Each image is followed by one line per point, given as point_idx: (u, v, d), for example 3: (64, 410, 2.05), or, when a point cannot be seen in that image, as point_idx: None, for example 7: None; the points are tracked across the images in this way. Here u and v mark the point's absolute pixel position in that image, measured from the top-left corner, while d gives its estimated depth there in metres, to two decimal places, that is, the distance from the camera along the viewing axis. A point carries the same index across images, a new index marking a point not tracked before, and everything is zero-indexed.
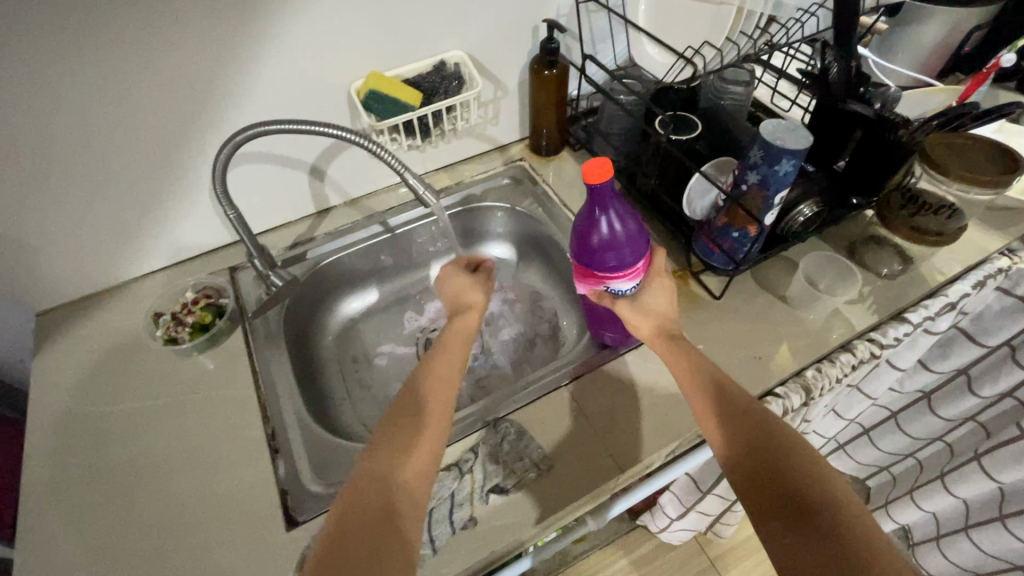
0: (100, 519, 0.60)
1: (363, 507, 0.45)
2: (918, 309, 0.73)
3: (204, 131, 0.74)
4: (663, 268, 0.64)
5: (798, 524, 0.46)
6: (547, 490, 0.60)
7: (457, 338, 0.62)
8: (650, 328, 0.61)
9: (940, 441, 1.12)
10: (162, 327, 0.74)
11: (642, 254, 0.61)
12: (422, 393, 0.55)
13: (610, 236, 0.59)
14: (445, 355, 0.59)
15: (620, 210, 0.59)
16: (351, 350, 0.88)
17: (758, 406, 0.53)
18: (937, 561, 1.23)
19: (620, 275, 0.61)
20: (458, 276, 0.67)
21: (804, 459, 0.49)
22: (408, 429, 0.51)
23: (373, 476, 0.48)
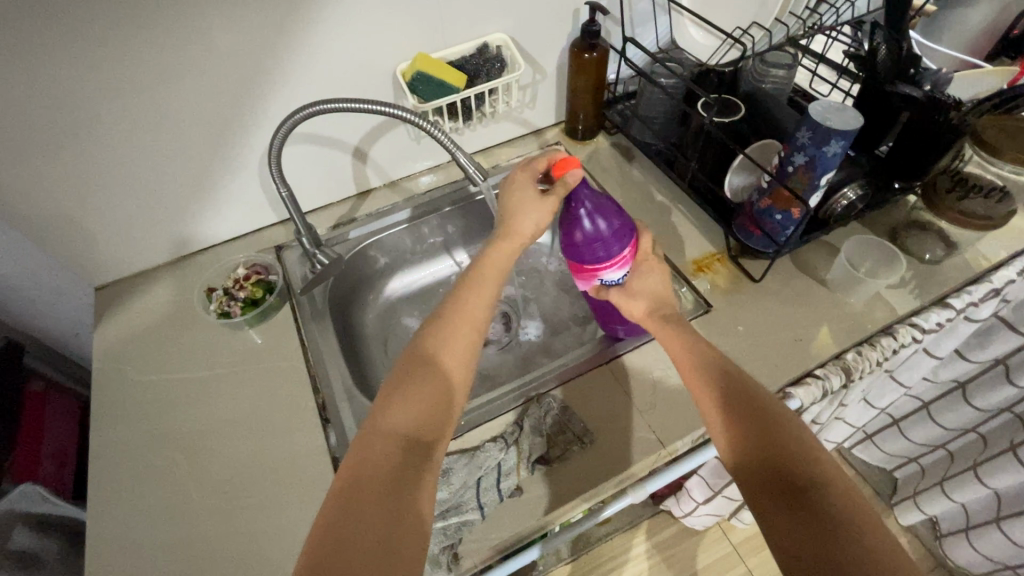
0: (165, 479, 0.63)
1: (372, 467, 0.46)
2: (961, 295, 0.73)
3: (257, 112, 0.76)
4: (651, 251, 0.67)
5: (787, 505, 0.45)
6: (589, 463, 0.62)
7: (489, 271, 0.61)
8: (643, 310, 0.64)
9: (973, 433, 1.11)
10: (215, 301, 0.77)
11: (626, 242, 0.64)
12: (438, 347, 0.54)
13: (592, 231, 0.62)
14: (474, 298, 0.59)
15: (596, 205, 0.62)
16: (389, 329, 0.91)
17: (756, 387, 0.53)
18: (965, 552, 1.22)
19: (609, 265, 0.64)
20: (523, 189, 0.64)
21: (800, 440, 0.48)
22: (429, 383, 0.52)
23: (384, 434, 0.48)
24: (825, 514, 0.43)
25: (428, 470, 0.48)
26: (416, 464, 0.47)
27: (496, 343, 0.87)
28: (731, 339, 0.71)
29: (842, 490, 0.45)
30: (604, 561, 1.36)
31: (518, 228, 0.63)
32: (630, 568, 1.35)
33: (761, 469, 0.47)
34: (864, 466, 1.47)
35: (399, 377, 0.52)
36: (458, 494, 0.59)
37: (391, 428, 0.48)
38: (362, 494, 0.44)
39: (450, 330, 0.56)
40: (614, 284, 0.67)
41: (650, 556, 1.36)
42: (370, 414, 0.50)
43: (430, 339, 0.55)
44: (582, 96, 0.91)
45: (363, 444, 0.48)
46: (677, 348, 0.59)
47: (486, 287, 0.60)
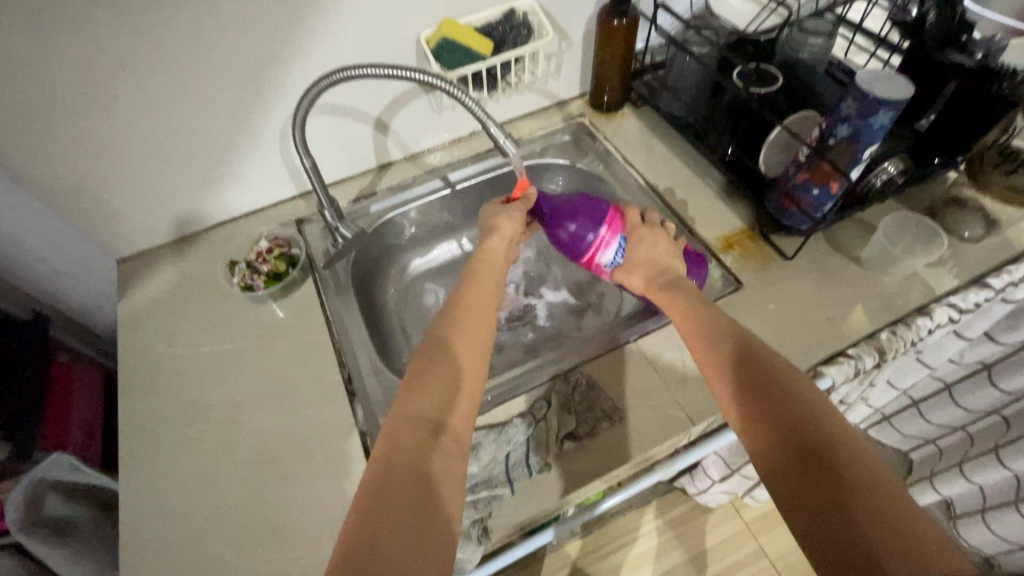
0: (195, 450, 0.64)
1: (401, 452, 0.44)
2: (1000, 274, 0.70)
3: (279, 81, 0.74)
4: (643, 223, 0.67)
5: (802, 474, 0.41)
6: (618, 439, 0.61)
7: (485, 271, 0.63)
8: (643, 282, 0.64)
9: (995, 415, 1.10)
10: (238, 274, 0.77)
11: (602, 222, 0.64)
12: (451, 332, 0.54)
13: (567, 233, 0.65)
14: (478, 292, 0.60)
15: (560, 207, 0.66)
16: (410, 304, 0.90)
17: (767, 352, 0.50)
18: (980, 533, 1.22)
19: (595, 249, 0.65)
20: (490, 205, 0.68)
21: (815, 407, 0.44)
22: (444, 365, 0.51)
23: (411, 418, 0.47)
24: (845, 485, 0.39)
25: (454, 451, 0.46)
26: (446, 448, 0.46)
27: (518, 320, 0.87)
28: (761, 317, 0.70)
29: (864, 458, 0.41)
30: (616, 536, 1.37)
31: (501, 228, 0.65)
32: (642, 544, 1.36)
33: (774, 440, 0.44)
34: (880, 447, 1.47)
35: (421, 363, 0.52)
36: (487, 469, 0.59)
37: (417, 411, 0.48)
38: (391, 480, 0.42)
39: (457, 318, 0.56)
40: (619, 263, 0.66)
41: (662, 531, 1.38)
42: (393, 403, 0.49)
43: (446, 329, 0.55)
44: (609, 66, 0.88)
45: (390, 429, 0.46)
46: (686, 319, 0.56)
47: (484, 284, 0.61)
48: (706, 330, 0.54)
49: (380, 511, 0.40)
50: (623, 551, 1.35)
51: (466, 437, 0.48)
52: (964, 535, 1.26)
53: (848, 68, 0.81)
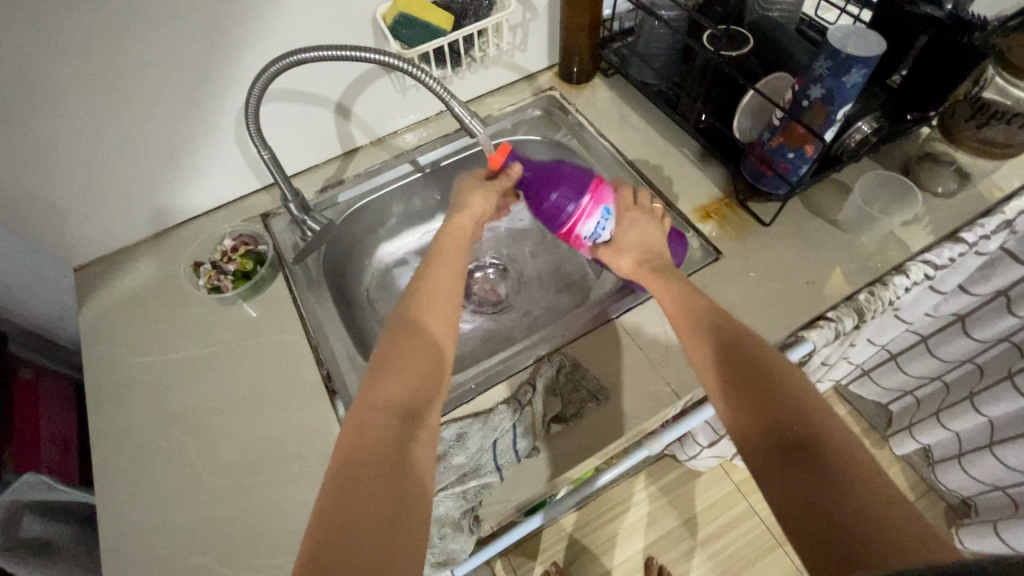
0: (176, 459, 0.62)
1: (373, 439, 0.43)
2: (974, 228, 0.70)
3: (233, 70, 0.70)
4: (630, 203, 0.66)
5: (782, 458, 0.41)
6: (605, 419, 0.61)
7: (451, 243, 0.62)
8: (632, 263, 0.62)
9: (970, 363, 1.13)
10: (204, 276, 0.73)
11: (583, 191, 0.63)
12: (421, 312, 0.54)
13: (549, 201, 0.64)
14: (445, 268, 0.59)
15: (543, 173, 0.65)
16: (387, 292, 0.88)
17: (755, 340, 0.49)
18: (957, 477, 1.27)
19: (576, 221, 0.63)
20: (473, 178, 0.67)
21: (801, 394, 0.45)
22: (417, 348, 0.50)
23: (382, 406, 0.46)
24: (825, 470, 0.39)
25: (426, 435, 0.45)
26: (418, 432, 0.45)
27: (500, 302, 0.86)
28: (742, 287, 0.69)
29: (846, 442, 0.41)
30: (610, 506, 1.40)
31: (475, 206, 0.65)
32: (635, 511, 1.39)
33: (761, 431, 0.43)
34: (861, 401, 1.50)
35: (390, 349, 0.50)
36: (475, 458, 0.58)
37: (388, 398, 0.46)
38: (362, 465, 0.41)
39: (429, 296, 0.55)
40: (600, 237, 0.64)
41: (656, 498, 1.40)
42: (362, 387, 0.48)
43: (415, 313, 0.54)
44: (577, 35, 0.85)
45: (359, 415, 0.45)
46: (672, 303, 0.55)
47: (449, 260, 0.60)
48: (691, 311, 0.53)
49: (349, 497, 0.39)
50: (619, 519, 1.38)
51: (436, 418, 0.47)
52: (942, 479, 1.31)
53: (819, 26, 0.80)
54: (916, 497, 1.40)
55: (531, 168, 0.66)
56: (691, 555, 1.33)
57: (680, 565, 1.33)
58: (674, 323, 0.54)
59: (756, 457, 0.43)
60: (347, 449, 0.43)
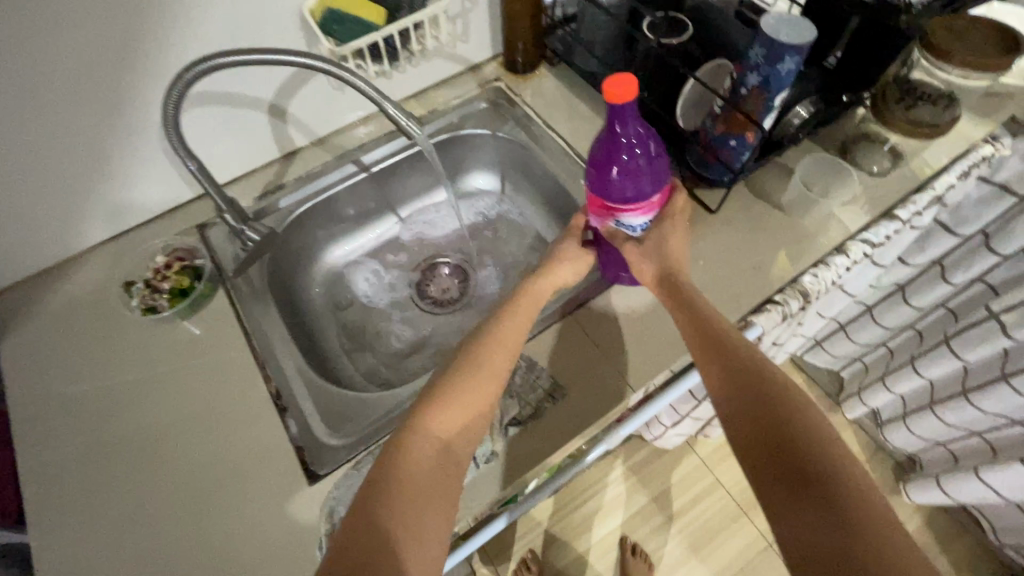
0: (118, 492, 0.59)
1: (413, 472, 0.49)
2: (907, 206, 0.75)
3: (152, 72, 0.65)
4: (681, 209, 0.62)
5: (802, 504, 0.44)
6: (563, 418, 0.61)
7: (527, 301, 0.61)
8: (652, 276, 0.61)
9: (911, 329, 1.20)
10: (137, 296, 0.70)
11: (658, 186, 0.58)
12: (477, 355, 0.56)
13: (631, 169, 0.55)
14: (508, 318, 0.59)
15: (641, 134, 0.54)
16: (338, 298, 0.84)
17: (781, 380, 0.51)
18: (903, 436, 1.34)
19: (630, 212, 0.58)
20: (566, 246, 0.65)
21: (821, 440, 0.47)
22: (466, 391, 0.54)
23: (428, 438, 0.51)
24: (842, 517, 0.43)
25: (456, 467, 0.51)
26: (452, 468, 0.51)
27: (456, 302, 0.85)
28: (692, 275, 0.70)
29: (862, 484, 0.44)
30: (582, 490, 1.42)
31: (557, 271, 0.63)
32: (607, 493, 1.42)
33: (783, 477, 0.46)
34: (815, 370, 1.56)
35: (447, 388, 0.54)
36: None
37: (434, 431, 0.52)
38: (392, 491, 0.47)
39: (487, 342, 0.57)
40: (631, 229, 0.60)
41: (627, 479, 1.44)
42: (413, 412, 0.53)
43: (476, 354, 0.56)
44: (518, 24, 0.83)
45: (398, 445, 0.50)
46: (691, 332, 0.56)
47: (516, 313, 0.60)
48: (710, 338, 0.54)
49: (374, 521, 0.45)
50: (592, 502, 1.41)
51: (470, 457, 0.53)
52: (889, 439, 1.39)
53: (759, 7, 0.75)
54: (869, 457, 1.48)
55: (639, 132, 0.54)
56: (663, 530, 1.38)
57: (652, 541, 1.37)
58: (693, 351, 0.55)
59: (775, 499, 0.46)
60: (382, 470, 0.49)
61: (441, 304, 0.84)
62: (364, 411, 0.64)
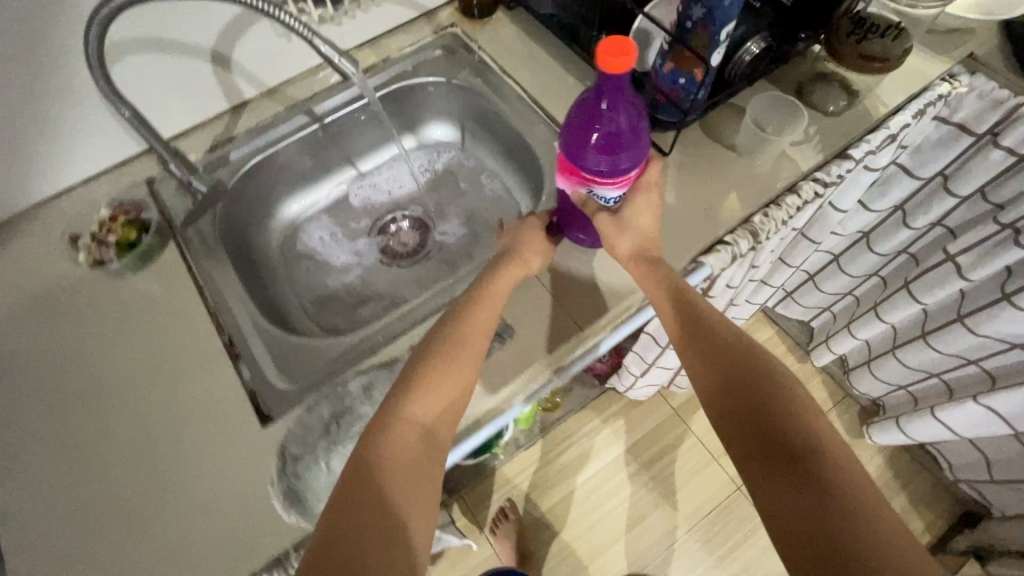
0: (74, 443, 0.59)
1: (398, 463, 0.48)
2: (861, 145, 0.74)
3: (77, 16, 0.62)
4: (654, 183, 0.61)
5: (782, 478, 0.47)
6: (511, 357, 0.64)
7: (502, 286, 0.61)
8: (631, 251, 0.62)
9: (876, 277, 1.21)
10: (84, 250, 0.69)
11: (638, 164, 0.57)
12: (454, 341, 0.56)
13: (613, 139, 0.54)
14: (484, 302, 0.59)
15: (630, 105, 0.53)
16: (296, 252, 0.84)
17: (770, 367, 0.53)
18: (868, 381, 1.39)
19: (603, 185, 0.57)
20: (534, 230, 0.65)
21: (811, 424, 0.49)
22: (445, 379, 0.54)
23: (411, 427, 0.51)
24: (821, 492, 0.44)
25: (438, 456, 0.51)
26: (436, 453, 0.51)
27: (414, 255, 0.85)
28: None
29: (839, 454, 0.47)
30: (557, 443, 1.46)
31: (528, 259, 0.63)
32: (582, 444, 1.46)
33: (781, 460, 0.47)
34: (786, 321, 1.59)
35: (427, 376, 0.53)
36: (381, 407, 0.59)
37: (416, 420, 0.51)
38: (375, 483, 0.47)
39: (465, 327, 0.57)
40: (604, 201, 0.60)
41: (602, 430, 1.48)
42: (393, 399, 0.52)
43: (455, 340, 0.56)
44: None
45: (377, 433, 0.50)
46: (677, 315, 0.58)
47: (493, 297, 0.60)
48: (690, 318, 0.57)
49: (360, 509, 0.45)
50: (568, 453, 1.45)
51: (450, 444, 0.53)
52: (856, 384, 1.43)
53: None
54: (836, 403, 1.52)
55: (628, 104, 0.53)
56: (636, 478, 1.43)
57: (625, 488, 1.42)
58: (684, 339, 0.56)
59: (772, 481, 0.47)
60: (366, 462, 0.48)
61: (397, 257, 0.84)
62: (316, 357, 0.64)
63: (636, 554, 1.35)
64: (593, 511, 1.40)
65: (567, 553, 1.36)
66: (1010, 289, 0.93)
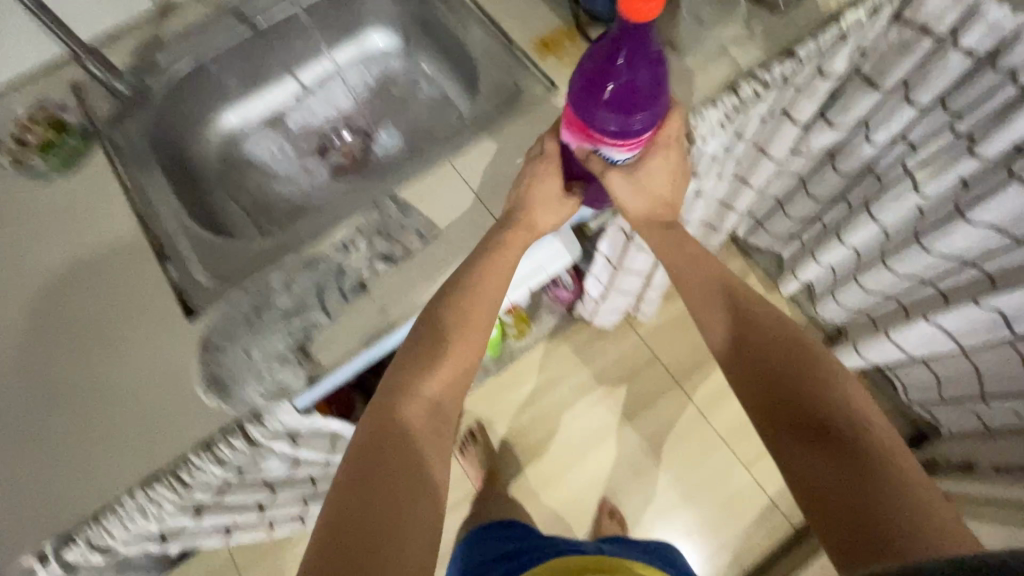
0: (6, 337, 0.61)
1: (418, 433, 0.51)
2: (807, 43, 0.72)
3: None
4: (671, 140, 0.60)
5: (823, 457, 0.49)
6: (432, 255, 0.64)
7: (509, 256, 0.60)
8: (647, 208, 0.62)
9: (842, 200, 1.20)
10: (5, 150, 0.68)
11: (653, 123, 0.54)
12: (461, 315, 0.57)
13: (632, 94, 0.50)
14: (493, 276, 0.59)
15: (652, 57, 0.49)
16: (238, 164, 0.84)
17: (799, 346, 0.54)
18: (831, 308, 1.40)
19: (616, 144, 0.54)
20: (542, 185, 0.62)
21: (834, 403, 0.51)
22: (457, 356, 0.56)
23: (425, 400, 0.53)
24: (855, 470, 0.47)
25: (446, 434, 0.53)
26: (445, 425, 0.54)
27: (354, 167, 0.84)
28: None
29: (876, 433, 0.49)
30: (525, 369, 1.50)
31: (537, 219, 0.62)
32: (550, 370, 1.50)
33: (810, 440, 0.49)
34: (756, 251, 1.59)
35: (440, 351, 0.55)
36: (299, 299, 0.62)
37: (428, 394, 0.54)
38: (394, 454, 0.49)
39: (473, 302, 0.58)
40: (609, 160, 0.57)
41: (569, 357, 1.51)
42: (409, 373, 0.54)
43: (465, 313, 0.57)
44: None
45: (400, 403, 0.52)
46: (701, 297, 0.62)
47: (502, 265, 0.59)
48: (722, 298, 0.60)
49: (384, 478, 0.47)
50: (535, 379, 1.49)
51: (457, 416, 0.55)
52: (820, 311, 1.44)
53: None
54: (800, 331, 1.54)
55: (648, 57, 0.49)
56: (601, 402, 1.47)
57: (591, 411, 1.47)
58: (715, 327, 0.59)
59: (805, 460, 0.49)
60: (388, 433, 0.50)
61: (342, 170, 0.83)
62: (242, 257, 0.65)
63: (599, 471, 1.42)
64: (558, 432, 1.45)
65: (533, 471, 1.42)
66: (963, 204, 0.92)
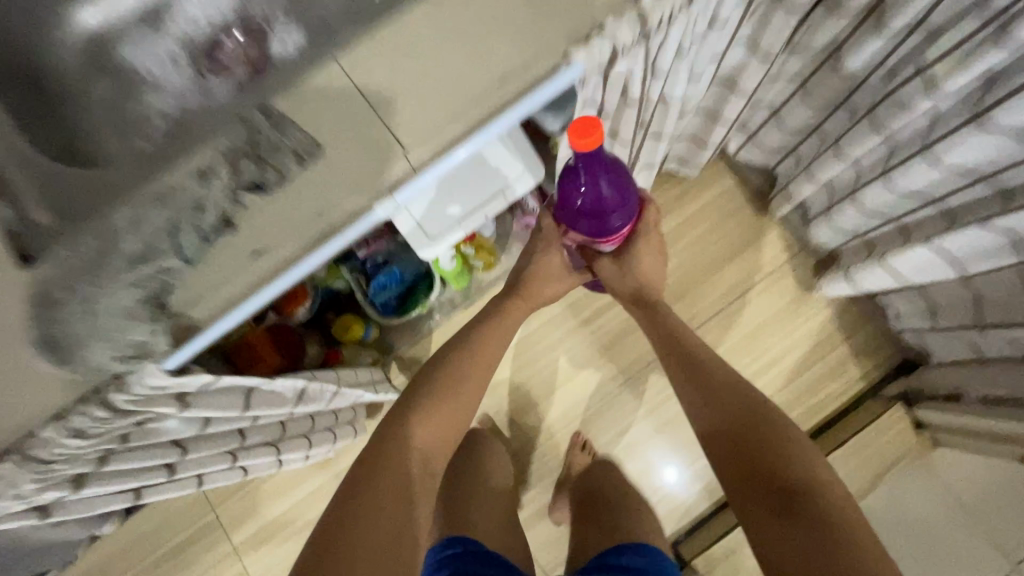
0: None
1: (402, 477, 0.75)
2: None
3: None
4: (654, 236, 0.96)
5: (788, 520, 0.67)
6: (303, 185, 0.58)
7: (483, 361, 0.94)
8: (635, 296, 1.03)
9: (844, 107, 1.03)
10: None
11: (621, 215, 0.87)
12: (457, 370, 0.91)
13: (596, 201, 0.82)
14: (474, 362, 0.92)
15: (602, 162, 0.77)
16: (106, 70, 0.84)
17: (763, 413, 0.79)
18: (825, 229, 1.26)
19: (603, 240, 0.91)
20: (556, 266, 1.03)
21: (783, 461, 0.73)
22: (445, 405, 0.86)
23: (416, 446, 0.80)
24: (816, 522, 0.65)
25: (427, 478, 0.78)
26: (428, 485, 0.78)
27: (217, 83, 0.80)
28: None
29: (826, 493, 0.69)
30: None
31: (554, 280, 1.04)
32: None
33: (772, 492, 0.70)
34: (750, 168, 1.44)
35: (434, 398, 0.86)
36: (149, 240, 0.55)
37: (426, 439, 0.82)
38: (383, 496, 0.72)
39: (444, 397, 0.87)
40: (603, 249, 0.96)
41: None
42: (414, 425, 0.82)
43: (449, 393, 0.87)
44: None
45: (402, 444, 0.79)
46: (683, 393, 0.87)
47: (489, 352, 0.95)
48: (689, 369, 0.89)
49: (377, 488, 0.72)
50: None
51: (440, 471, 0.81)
52: (813, 232, 1.30)
53: None
54: (793, 256, 1.43)
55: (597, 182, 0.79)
56: (575, 334, 1.40)
57: (564, 343, 1.40)
58: (703, 419, 0.83)
59: (773, 515, 0.68)
60: (379, 474, 0.74)
61: (206, 84, 0.81)
62: (90, 210, 0.65)
63: (572, 405, 1.38)
64: (531, 367, 1.40)
65: (505, 406, 1.39)
66: (983, 106, 0.77)
